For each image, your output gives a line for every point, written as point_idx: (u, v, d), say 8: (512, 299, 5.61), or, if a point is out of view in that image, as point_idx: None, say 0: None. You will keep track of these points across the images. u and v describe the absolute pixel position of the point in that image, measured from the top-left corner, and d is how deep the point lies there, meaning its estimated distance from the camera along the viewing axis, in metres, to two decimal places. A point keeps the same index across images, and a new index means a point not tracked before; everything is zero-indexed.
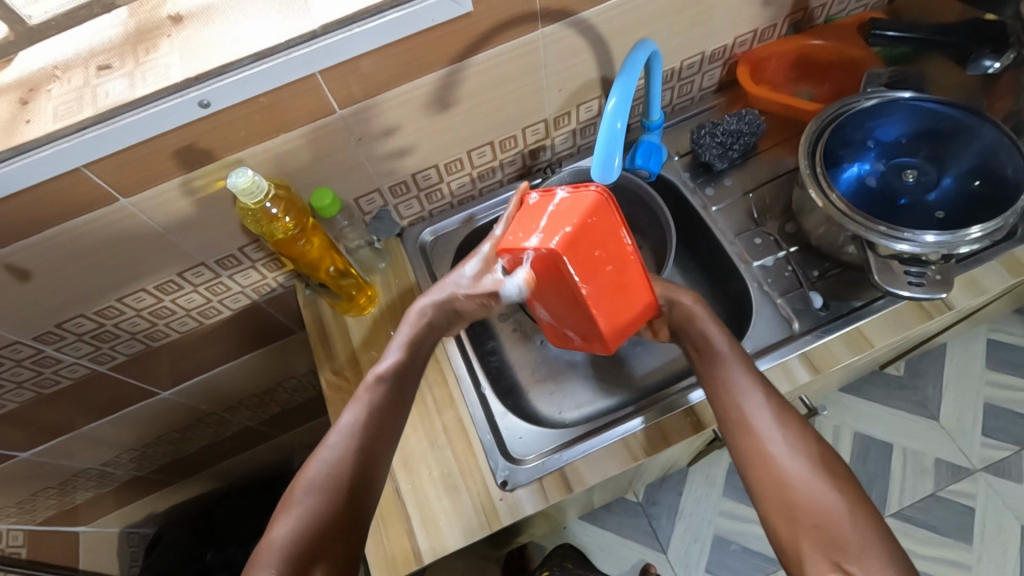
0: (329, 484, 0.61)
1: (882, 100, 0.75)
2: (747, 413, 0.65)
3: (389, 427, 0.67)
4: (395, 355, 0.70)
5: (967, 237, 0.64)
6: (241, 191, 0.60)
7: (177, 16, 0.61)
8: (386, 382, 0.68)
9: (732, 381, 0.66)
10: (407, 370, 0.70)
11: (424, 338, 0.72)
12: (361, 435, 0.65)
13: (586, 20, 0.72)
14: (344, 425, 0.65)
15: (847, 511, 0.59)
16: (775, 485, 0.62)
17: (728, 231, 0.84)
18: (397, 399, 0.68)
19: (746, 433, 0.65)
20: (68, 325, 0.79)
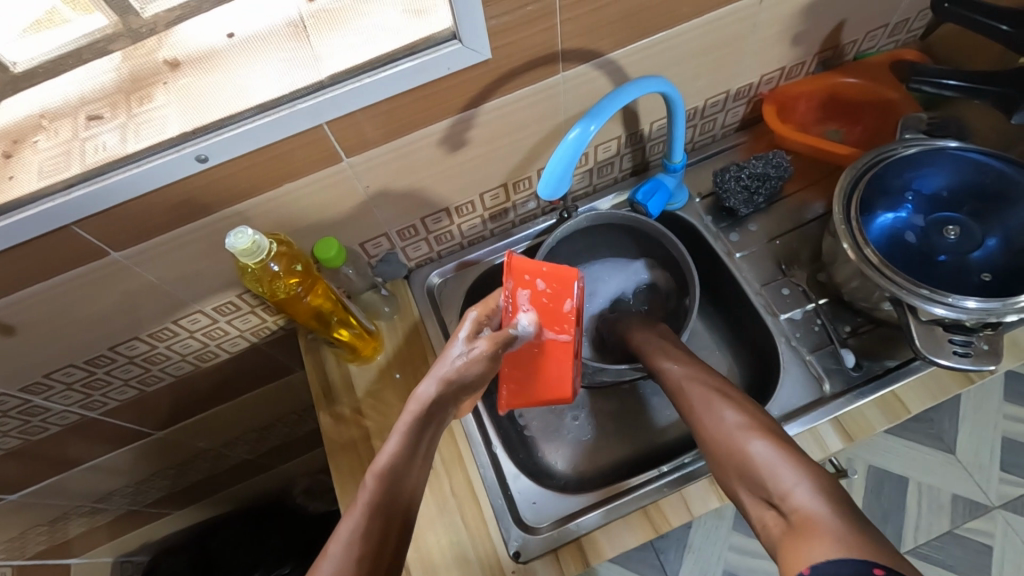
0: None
1: (925, 148, 0.70)
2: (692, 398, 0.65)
3: (396, 527, 0.56)
4: (398, 442, 0.59)
5: (1017, 305, 0.60)
6: (241, 252, 0.56)
7: (173, 61, 0.54)
8: (391, 477, 0.57)
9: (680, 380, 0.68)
10: (412, 459, 0.59)
11: (432, 423, 0.61)
12: (367, 540, 0.53)
13: (613, 62, 0.68)
14: (343, 533, 0.54)
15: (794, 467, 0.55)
16: (712, 450, 0.61)
17: (753, 280, 0.80)
18: (405, 493, 0.57)
19: (697, 426, 0.64)
20: (56, 374, 0.74)
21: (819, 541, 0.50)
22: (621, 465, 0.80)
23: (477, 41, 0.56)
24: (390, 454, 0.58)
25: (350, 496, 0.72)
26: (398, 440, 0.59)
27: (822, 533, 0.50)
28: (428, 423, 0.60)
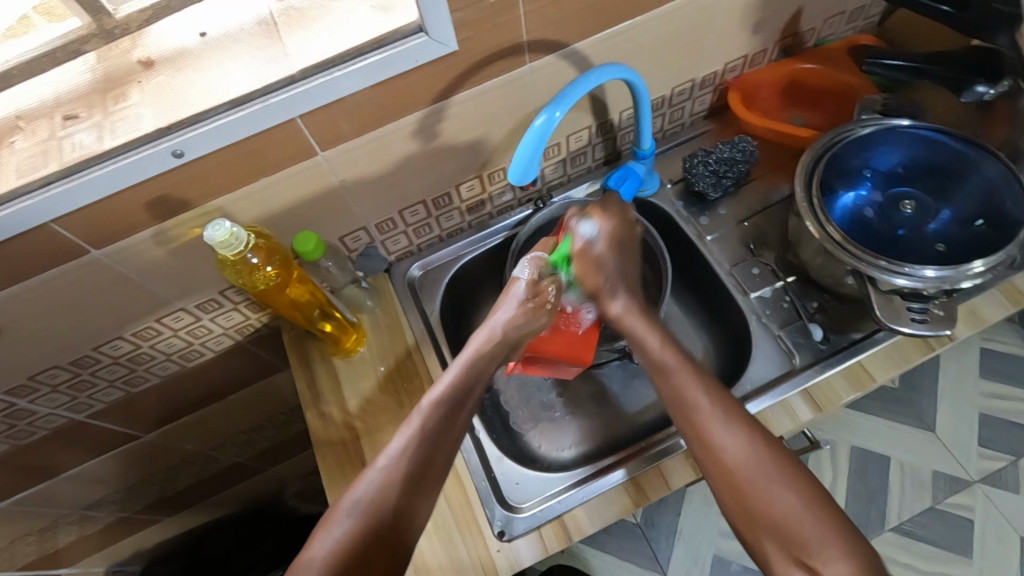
0: (373, 509, 0.56)
1: (880, 127, 0.73)
2: (702, 420, 0.60)
3: (441, 454, 0.61)
4: (454, 377, 0.65)
5: (970, 271, 0.63)
6: (219, 244, 0.58)
7: (147, 61, 0.56)
8: (445, 407, 0.63)
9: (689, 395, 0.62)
10: (465, 395, 0.65)
11: (487, 360, 0.68)
12: (412, 461, 0.59)
13: (578, 53, 0.70)
14: (393, 450, 0.60)
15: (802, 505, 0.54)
16: (733, 488, 0.57)
17: (724, 262, 0.83)
18: (455, 425, 0.63)
19: (711, 453, 0.59)
20: (42, 376, 0.75)
21: (799, 558, 0.53)
22: (604, 445, 0.82)
23: (442, 33, 0.58)
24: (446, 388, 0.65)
25: (337, 487, 0.74)
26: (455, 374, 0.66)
27: (805, 554, 0.53)
28: (485, 361, 0.67)
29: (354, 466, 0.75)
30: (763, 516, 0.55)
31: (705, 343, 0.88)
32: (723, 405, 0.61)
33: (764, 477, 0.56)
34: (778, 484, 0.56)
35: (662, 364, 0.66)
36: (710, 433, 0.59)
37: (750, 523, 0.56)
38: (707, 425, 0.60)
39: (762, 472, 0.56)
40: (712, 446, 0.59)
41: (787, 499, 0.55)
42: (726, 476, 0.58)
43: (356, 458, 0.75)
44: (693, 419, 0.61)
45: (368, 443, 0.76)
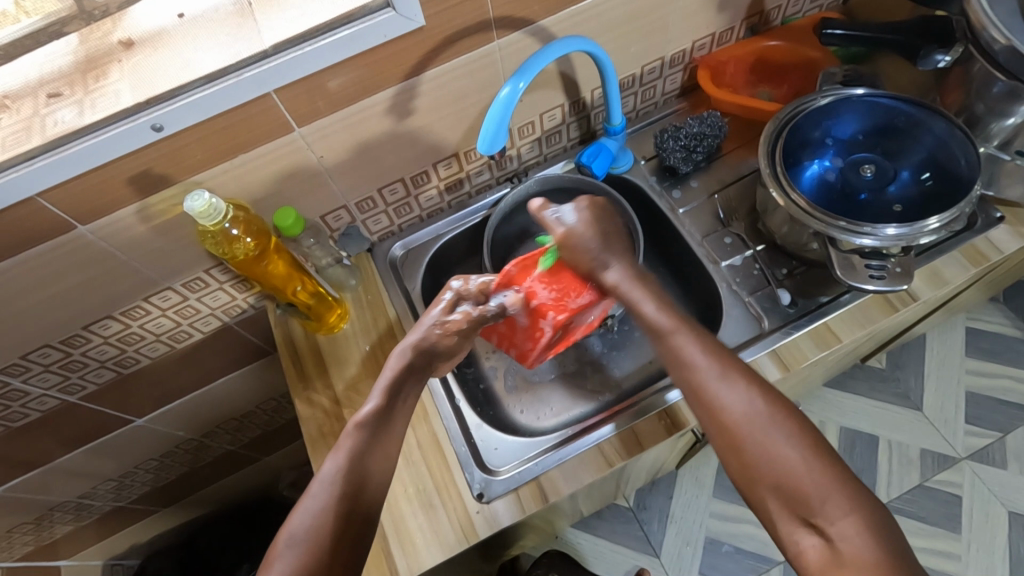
0: (313, 542, 0.56)
1: (837, 97, 0.76)
2: (699, 379, 0.61)
3: (375, 474, 0.62)
4: (377, 398, 0.65)
5: (925, 228, 0.65)
6: (199, 214, 0.61)
7: (127, 42, 0.60)
8: (369, 428, 0.64)
9: (685, 353, 0.62)
10: (389, 414, 0.65)
11: (406, 376, 0.68)
12: (347, 483, 0.60)
13: (545, 29, 0.73)
14: (326, 474, 0.60)
15: (805, 459, 0.55)
16: (734, 443, 0.58)
17: (696, 233, 0.85)
18: (383, 444, 0.64)
19: (704, 399, 0.60)
20: (33, 356, 0.78)
21: (805, 518, 0.54)
22: (584, 413, 0.84)
23: (409, 9, 0.61)
24: (369, 411, 0.65)
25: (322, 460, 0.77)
26: (375, 400, 0.65)
27: (811, 513, 0.54)
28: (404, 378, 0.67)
29: None
30: (765, 471, 0.56)
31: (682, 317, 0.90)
32: (720, 364, 0.61)
33: (766, 439, 0.57)
34: (793, 454, 0.56)
35: (656, 327, 0.65)
36: (710, 391, 0.60)
37: (750, 475, 0.57)
38: (708, 386, 0.60)
39: (757, 415, 0.58)
40: (714, 404, 0.59)
41: (791, 455, 0.56)
42: (728, 434, 0.58)
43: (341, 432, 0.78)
44: (692, 379, 0.61)
45: None
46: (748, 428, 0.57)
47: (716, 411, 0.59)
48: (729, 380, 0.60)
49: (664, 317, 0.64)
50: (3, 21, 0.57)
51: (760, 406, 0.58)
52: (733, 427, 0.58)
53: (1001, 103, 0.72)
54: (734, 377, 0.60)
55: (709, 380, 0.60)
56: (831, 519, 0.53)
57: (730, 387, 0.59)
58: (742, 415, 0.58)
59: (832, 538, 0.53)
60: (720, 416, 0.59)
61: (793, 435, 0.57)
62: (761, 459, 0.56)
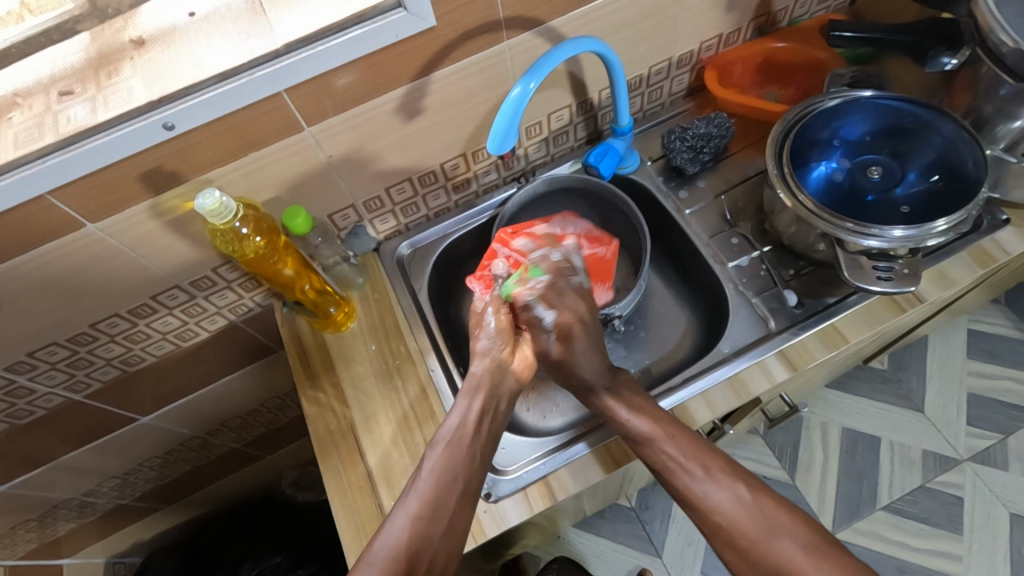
0: (392, 560, 0.59)
1: (845, 99, 0.76)
2: (682, 480, 0.65)
3: (454, 499, 0.63)
4: (457, 418, 0.67)
5: (933, 230, 0.65)
6: (209, 213, 0.62)
7: (139, 40, 0.60)
8: (451, 447, 0.65)
9: (666, 460, 0.66)
10: (472, 431, 0.67)
11: (489, 399, 0.69)
12: (425, 504, 0.62)
13: (554, 29, 0.73)
14: (415, 494, 0.63)
15: (804, 551, 0.60)
16: (731, 541, 0.62)
17: (702, 234, 0.85)
18: (467, 464, 0.65)
19: (692, 497, 0.64)
20: (40, 353, 0.78)
21: None
22: (591, 413, 0.84)
23: (420, 8, 0.61)
24: (448, 430, 0.66)
25: (329, 457, 0.77)
26: (460, 416, 0.67)
27: None
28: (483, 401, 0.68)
29: (348, 446, 0.77)
30: (761, 563, 0.61)
31: (687, 316, 0.90)
32: (701, 462, 0.65)
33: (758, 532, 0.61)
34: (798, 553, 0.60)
35: (634, 434, 0.68)
36: (698, 492, 0.64)
37: (753, 570, 0.61)
38: (694, 485, 0.64)
39: (750, 518, 0.62)
40: (703, 502, 0.64)
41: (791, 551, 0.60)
42: (723, 532, 0.63)
43: (348, 430, 0.78)
44: (676, 482, 0.65)
45: (362, 425, 0.78)
46: (742, 525, 0.62)
47: (707, 512, 0.63)
48: (714, 480, 0.64)
49: (645, 425, 0.67)
50: (9, 20, 0.58)
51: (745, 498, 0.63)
52: (726, 524, 0.62)
53: (1009, 105, 0.72)
54: (712, 474, 0.64)
55: (698, 484, 0.64)
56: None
57: (712, 484, 0.64)
58: (729, 513, 0.63)
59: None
60: (712, 516, 0.63)
61: (781, 526, 0.61)
62: (760, 560, 0.61)
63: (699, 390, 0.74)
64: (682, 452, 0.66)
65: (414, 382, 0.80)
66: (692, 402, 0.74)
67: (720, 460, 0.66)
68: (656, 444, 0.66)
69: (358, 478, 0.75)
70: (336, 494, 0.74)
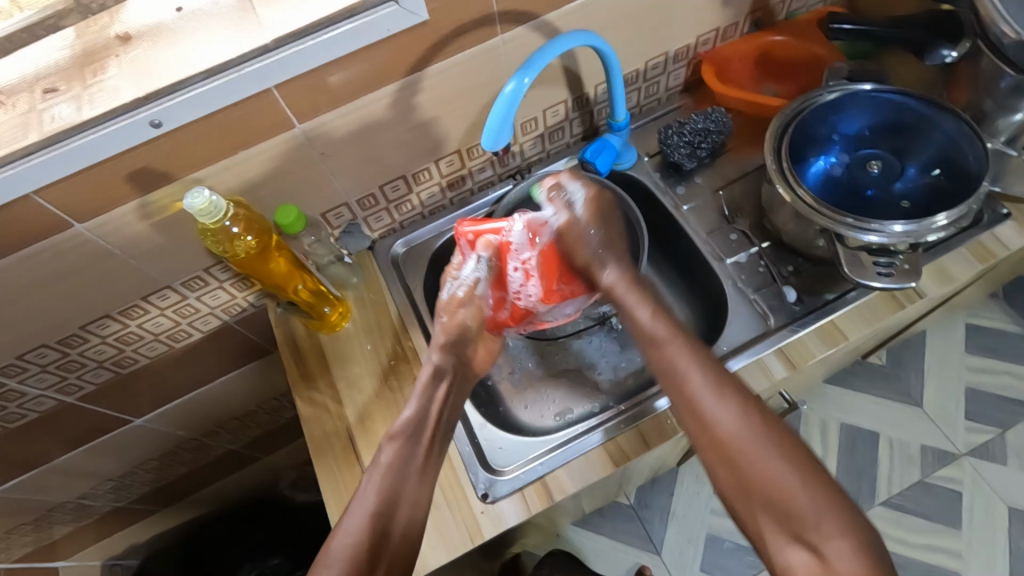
0: (353, 557, 0.59)
1: (844, 92, 0.75)
2: (693, 391, 0.63)
3: (410, 491, 0.65)
4: (412, 410, 0.69)
5: (933, 225, 0.65)
6: (199, 212, 0.60)
7: (125, 36, 0.59)
8: (405, 437, 0.67)
9: (677, 365, 0.65)
10: (424, 422, 0.69)
11: (434, 387, 0.71)
12: (382, 498, 0.63)
13: (549, 23, 0.72)
14: (368, 490, 0.64)
15: (800, 471, 0.57)
16: (729, 457, 0.59)
17: (700, 230, 0.84)
18: (420, 453, 0.67)
19: (693, 407, 0.62)
20: (30, 356, 0.76)
21: (797, 534, 0.55)
22: (590, 413, 0.83)
23: (412, 3, 0.60)
24: (406, 421, 0.68)
25: (325, 459, 0.76)
26: (411, 407, 0.69)
27: (806, 530, 0.54)
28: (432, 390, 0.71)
29: (344, 447, 0.76)
30: (751, 483, 0.57)
31: (685, 313, 0.90)
32: (716, 378, 0.63)
33: (745, 447, 0.59)
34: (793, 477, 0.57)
35: (650, 335, 0.69)
36: (702, 406, 0.61)
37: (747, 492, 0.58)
38: (700, 401, 0.62)
39: (750, 430, 0.59)
40: (702, 416, 0.61)
41: (788, 478, 0.56)
42: (719, 445, 0.60)
43: (344, 431, 0.77)
44: (685, 392, 0.63)
45: (357, 425, 0.77)
46: (734, 446, 0.59)
47: (707, 423, 0.61)
48: (721, 397, 0.61)
49: (658, 326, 0.68)
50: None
51: (743, 418, 0.60)
52: (728, 442, 0.59)
53: (1008, 99, 0.72)
54: (726, 393, 0.62)
55: (706, 398, 0.62)
56: (823, 537, 0.54)
57: (718, 403, 0.61)
58: (721, 423, 0.60)
59: (825, 555, 0.53)
60: (713, 427, 0.60)
61: (776, 449, 0.58)
62: (750, 470, 0.58)
63: None
64: (690, 364, 0.64)
65: (411, 383, 0.80)
66: None
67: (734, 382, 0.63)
68: (669, 342, 0.66)
69: (354, 480, 0.74)
70: (331, 496, 0.73)
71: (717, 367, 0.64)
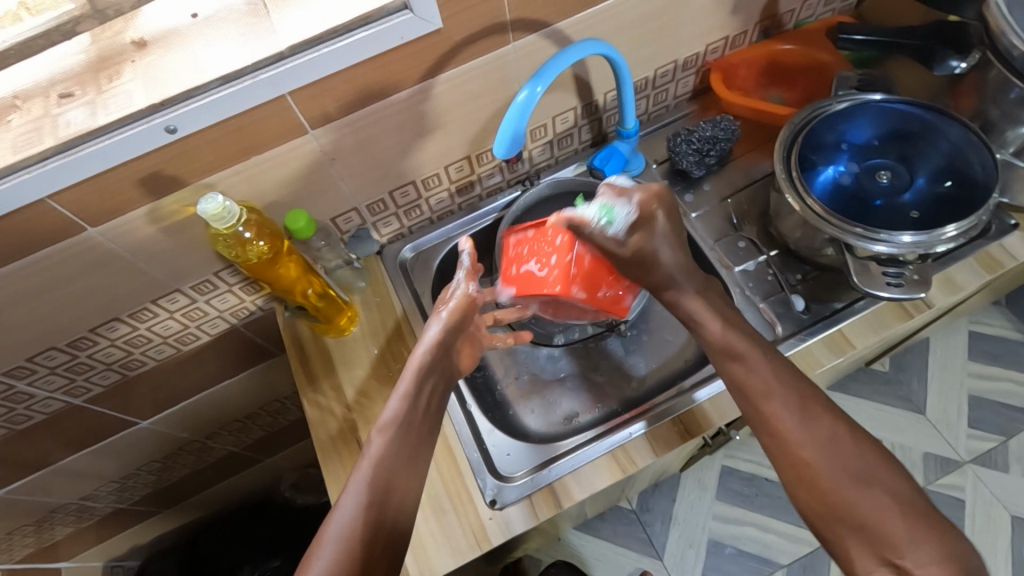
0: (351, 540, 0.57)
1: (854, 102, 0.76)
2: (773, 410, 0.62)
3: (401, 477, 0.62)
4: (401, 398, 0.65)
5: (943, 236, 0.65)
6: (212, 217, 0.61)
7: (140, 41, 0.59)
8: (398, 427, 0.64)
9: (744, 381, 0.64)
10: (416, 411, 0.65)
11: (430, 376, 0.67)
12: (374, 489, 0.60)
13: (560, 32, 0.72)
14: (357, 480, 0.61)
15: (889, 496, 0.57)
16: (805, 477, 0.59)
17: (708, 237, 0.85)
18: (411, 446, 0.64)
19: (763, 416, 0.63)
20: (39, 358, 0.76)
21: (886, 558, 0.55)
22: (595, 419, 0.84)
23: (426, 11, 0.60)
24: (396, 410, 0.64)
25: (331, 462, 0.76)
26: (400, 396, 0.65)
27: (895, 555, 0.55)
28: (428, 380, 0.66)
29: (350, 451, 0.77)
30: (846, 509, 0.57)
31: None
32: (795, 397, 0.62)
33: (841, 484, 0.58)
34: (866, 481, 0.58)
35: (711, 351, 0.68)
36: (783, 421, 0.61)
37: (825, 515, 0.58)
38: (782, 419, 0.62)
39: (830, 450, 0.60)
40: (792, 456, 0.60)
41: (878, 501, 0.57)
42: (791, 462, 0.61)
43: (350, 435, 0.77)
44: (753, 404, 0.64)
45: (363, 429, 0.78)
46: (824, 466, 0.59)
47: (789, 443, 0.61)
48: (796, 409, 0.62)
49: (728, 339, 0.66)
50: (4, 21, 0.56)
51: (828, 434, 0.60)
52: (807, 463, 0.59)
53: (1016, 110, 0.72)
54: (800, 411, 0.62)
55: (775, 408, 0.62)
56: (914, 561, 0.54)
57: (801, 420, 0.61)
58: (813, 440, 0.60)
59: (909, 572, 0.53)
60: (794, 449, 0.60)
61: (872, 477, 0.58)
62: (829, 493, 0.58)
63: (707, 394, 0.74)
64: (768, 375, 0.64)
65: None
66: (700, 409, 0.73)
67: (804, 399, 0.62)
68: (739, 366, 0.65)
69: None
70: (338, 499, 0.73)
71: (782, 376, 0.64)
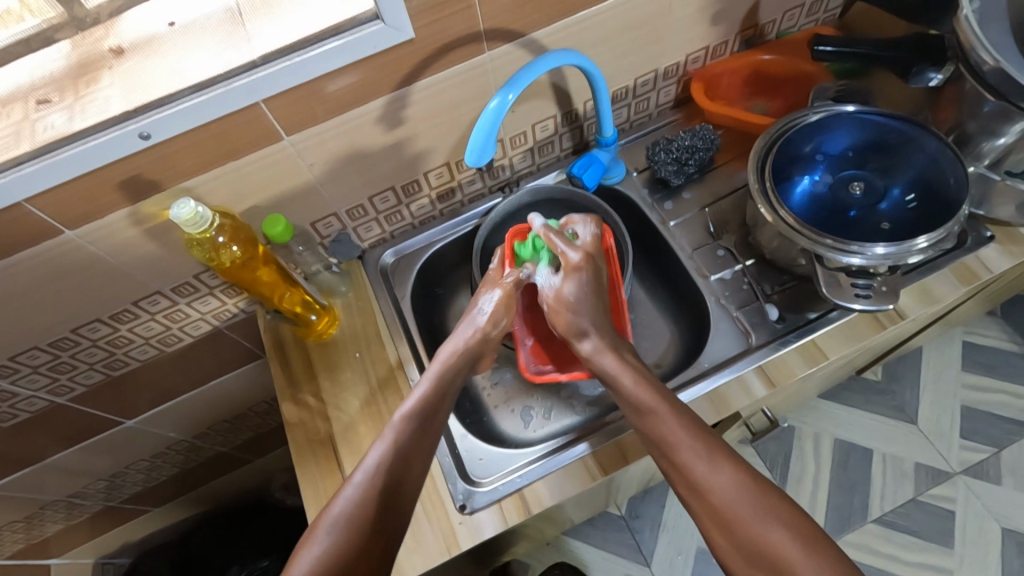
0: (354, 524, 0.57)
1: (828, 113, 0.76)
2: (683, 458, 0.60)
3: (414, 463, 0.63)
4: (425, 392, 0.68)
5: (913, 247, 0.65)
6: (185, 222, 0.62)
7: (118, 48, 0.59)
8: (418, 419, 0.66)
9: (666, 433, 0.62)
10: (436, 406, 0.68)
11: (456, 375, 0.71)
12: (381, 473, 0.61)
13: (537, 41, 0.73)
14: (369, 464, 0.61)
15: (798, 543, 0.54)
16: (719, 523, 0.58)
17: (686, 246, 0.85)
18: (427, 437, 0.65)
19: (686, 476, 0.60)
20: (21, 358, 0.78)
21: None
22: (573, 423, 0.84)
23: (397, 20, 0.61)
24: (416, 403, 0.67)
25: (307, 466, 0.77)
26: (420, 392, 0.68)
27: None
28: (454, 371, 0.71)
29: (327, 455, 0.77)
30: (753, 550, 0.55)
31: (671, 329, 0.90)
32: (706, 447, 0.60)
33: (753, 514, 0.56)
34: (772, 522, 0.56)
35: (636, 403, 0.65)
36: (693, 472, 0.60)
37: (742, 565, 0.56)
38: (733, 505, 0.57)
39: (744, 495, 0.58)
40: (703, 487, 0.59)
41: (781, 536, 0.55)
42: (713, 514, 0.58)
43: (327, 439, 0.78)
44: (675, 457, 0.61)
45: (341, 433, 0.78)
46: (734, 509, 0.57)
47: (702, 490, 0.59)
48: (715, 461, 0.60)
49: (644, 395, 0.64)
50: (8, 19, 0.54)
51: (739, 481, 0.58)
52: (722, 509, 0.57)
53: (993, 123, 0.71)
54: (718, 457, 0.60)
55: (677, 432, 0.61)
56: None
57: (770, 522, 0.56)
58: (721, 492, 0.58)
59: None
60: (706, 491, 0.59)
61: (779, 516, 0.56)
62: (747, 547, 0.56)
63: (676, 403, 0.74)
64: (681, 430, 0.61)
65: (395, 394, 0.80)
66: None
67: (722, 446, 0.61)
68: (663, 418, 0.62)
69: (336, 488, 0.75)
70: (312, 503, 0.74)
71: (700, 428, 0.62)
